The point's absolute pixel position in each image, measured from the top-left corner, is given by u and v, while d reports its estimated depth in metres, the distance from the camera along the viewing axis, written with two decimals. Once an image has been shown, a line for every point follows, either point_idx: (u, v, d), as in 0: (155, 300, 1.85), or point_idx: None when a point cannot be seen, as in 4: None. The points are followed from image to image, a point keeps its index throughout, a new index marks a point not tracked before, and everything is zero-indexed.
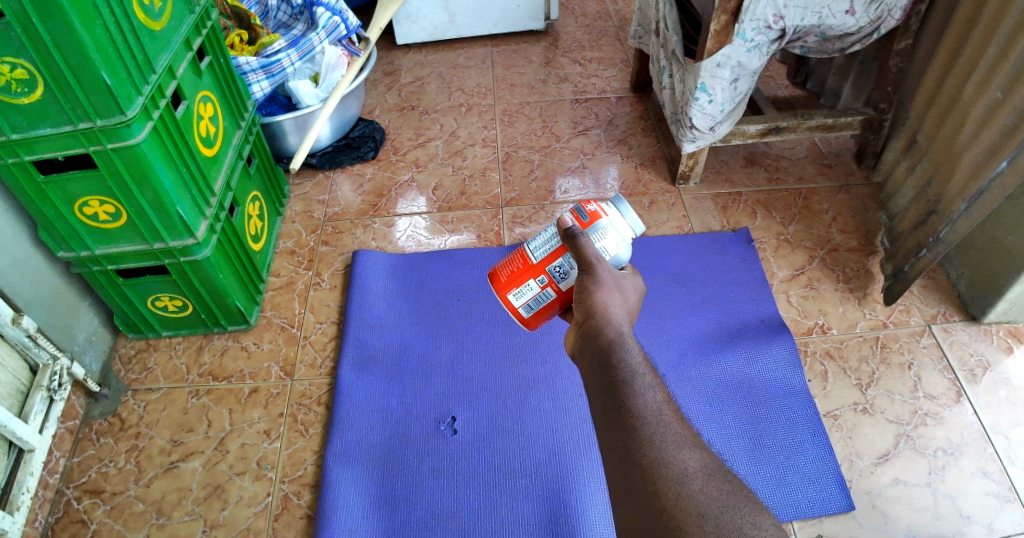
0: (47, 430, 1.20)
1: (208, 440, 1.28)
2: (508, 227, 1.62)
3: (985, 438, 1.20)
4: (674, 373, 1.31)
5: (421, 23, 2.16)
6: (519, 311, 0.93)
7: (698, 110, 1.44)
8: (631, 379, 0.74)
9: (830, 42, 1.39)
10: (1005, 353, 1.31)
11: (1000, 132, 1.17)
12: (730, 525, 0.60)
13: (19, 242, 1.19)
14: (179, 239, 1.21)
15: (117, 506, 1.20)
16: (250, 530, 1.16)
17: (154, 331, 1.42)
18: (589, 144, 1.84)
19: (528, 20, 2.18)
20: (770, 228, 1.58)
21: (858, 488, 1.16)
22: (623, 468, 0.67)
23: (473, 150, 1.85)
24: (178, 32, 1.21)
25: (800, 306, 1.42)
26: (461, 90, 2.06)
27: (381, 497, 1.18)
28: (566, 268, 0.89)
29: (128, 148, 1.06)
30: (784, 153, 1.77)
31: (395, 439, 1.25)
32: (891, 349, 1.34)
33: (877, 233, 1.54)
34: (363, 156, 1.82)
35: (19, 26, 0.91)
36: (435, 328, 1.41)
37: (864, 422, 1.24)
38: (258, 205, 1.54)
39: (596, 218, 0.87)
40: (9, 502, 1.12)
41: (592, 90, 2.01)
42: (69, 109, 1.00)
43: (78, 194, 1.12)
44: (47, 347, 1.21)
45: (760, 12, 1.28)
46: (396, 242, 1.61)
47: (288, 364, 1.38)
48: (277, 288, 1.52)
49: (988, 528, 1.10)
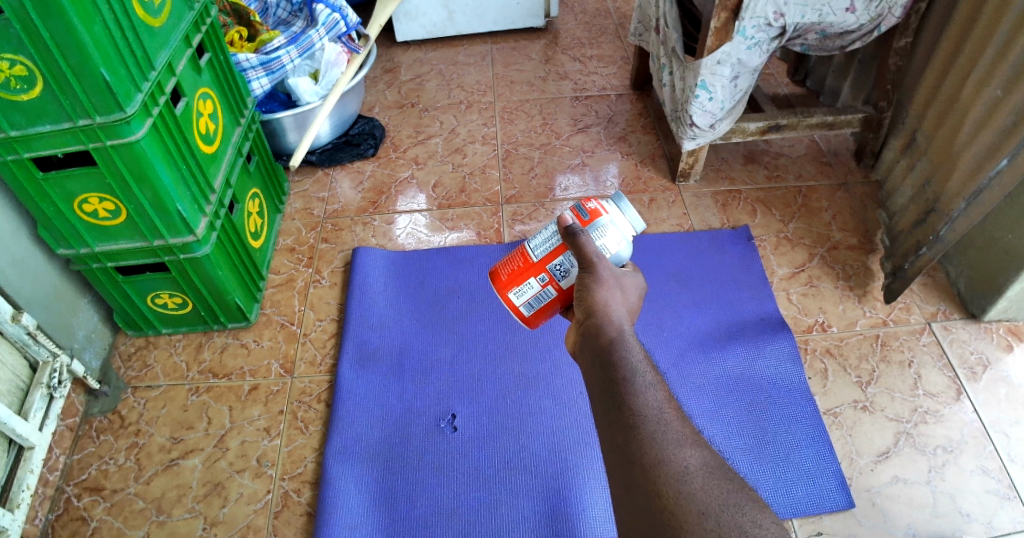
0: (47, 428, 1.20)
1: (208, 437, 1.28)
2: (508, 224, 1.62)
3: (985, 436, 1.20)
4: (674, 370, 1.31)
5: (421, 21, 2.15)
6: (520, 310, 0.94)
7: (698, 107, 1.44)
8: (632, 377, 0.74)
9: (830, 39, 1.39)
10: (1005, 351, 1.31)
11: (999, 132, 1.17)
12: (730, 523, 0.60)
13: (19, 241, 1.19)
14: (179, 237, 1.21)
15: (117, 503, 1.20)
16: (250, 528, 1.16)
17: (154, 328, 1.42)
18: (589, 141, 1.84)
19: (528, 18, 2.18)
20: (770, 226, 1.58)
21: (858, 486, 1.16)
22: (623, 467, 0.67)
23: (473, 147, 1.85)
24: (177, 29, 1.21)
25: (800, 303, 1.42)
26: (461, 88, 2.05)
27: (381, 495, 1.18)
28: (567, 266, 0.89)
29: (128, 145, 1.06)
30: (784, 151, 1.76)
31: (395, 436, 1.25)
32: (891, 346, 1.34)
33: (877, 231, 1.54)
34: (363, 153, 1.82)
35: (19, 23, 0.91)
36: (436, 325, 1.41)
37: (863, 420, 1.24)
38: (257, 202, 1.53)
39: (597, 216, 0.87)
40: (9, 499, 1.12)
41: (592, 87, 2.01)
42: (69, 106, 1.00)
43: (78, 192, 1.12)
44: (47, 344, 1.21)
45: (760, 9, 1.28)
46: (396, 239, 1.61)
47: (288, 362, 1.38)
48: (277, 286, 1.52)
49: (987, 526, 1.10)
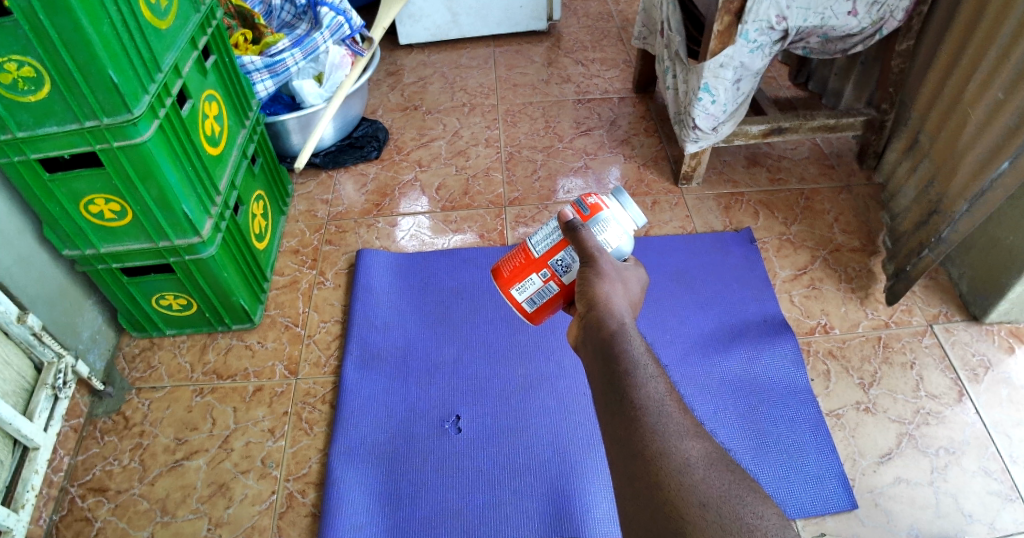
0: (52, 428, 1.19)
1: (212, 437, 1.28)
2: (511, 227, 1.63)
3: (987, 437, 1.21)
4: (677, 371, 1.31)
5: (423, 23, 2.16)
6: (522, 307, 0.94)
7: (701, 110, 1.45)
8: (633, 370, 0.74)
9: (833, 43, 1.41)
10: (1006, 353, 1.32)
11: (1001, 132, 1.18)
12: (730, 514, 0.60)
13: (24, 240, 1.20)
14: (184, 237, 1.21)
15: (122, 504, 1.20)
16: (255, 529, 1.16)
17: (158, 329, 1.42)
18: (591, 144, 1.84)
19: (532, 20, 2.19)
20: (773, 228, 1.59)
21: (860, 487, 1.16)
22: (624, 460, 0.68)
23: (476, 150, 1.85)
24: (184, 31, 1.21)
25: (803, 305, 1.43)
26: (464, 90, 2.06)
27: (386, 496, 1.18)
28: (568, 261, 0.89)
29: (134, 146, 1.06)
30: (787, 153, 1.77)
31: (401, 437, 1.25)
32: (893, 348, 1.34)
33: (879, 233, 1.55)
34: (366, 156, 1.83)
35: (27, 24, 0.92)
36: (439, 327, 1.42)
37: (866, 421, 1.25)
38: (262, 203, 1.54)
39: (597, 211, 0.87)
40: (14, 500, 1.11)
41: (595, 90, 2.02)
42: (75, 106, 1.00)
43: (84, 192, 1.12)
44: (52, 345, 1.21)
45: (763, 13, 1.28)
46: (399, 242, 1.61)
47: (292, 363, 1.38)
48: (281, 287, 1.52)
49: (990, 527, 1.11)
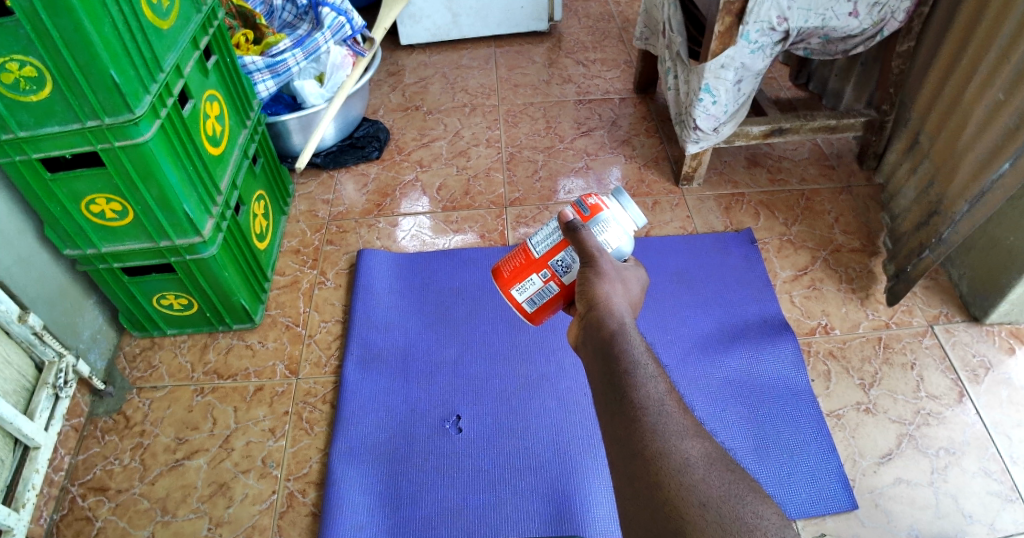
0: (53, 428, 1.20)
1: (213, 437, 1.28)
2: (512, 227, 1.63)
3: (987, 438, 1.21)
4: (677, 372, 1.31)
5: (424, 23, 2.16)
6: (523, 307, 0.94)
7: (702, 110, 1.45)
8: (633, 370, 0.74)
9: (834, 44, 1.41)
10: (1007, 354, 1.32)
11: (1001, 133, 1.18)
12: (730, 514, 0.60)
13: (25, 239, 1.20)
14: (184, 237, 1.21)
15: (122, 503, 1.21)
16: (256, 528, 1.17)
17: (159, 329, 1.43)
18: (592, 144, 1.85)
19: (532, 20, 2.20)
20: (773, 229, 1.59)
21: (860, 487, 1.17)
22: (625, 460, 0.68)
23: (477, 150, 1.85)
24: (185, 31, 1.21)
25: (803, 306, 1.43)
26: (464, 90, 2.06)
27: (387, 496, 1.18)
28: (568, 261, 0.89)
29: (135, 146, 1.06)
30: (787, 154, 1.77)
31: (401, 437, 1.25)
32: (894, 349, 1.34)
33: (880, 233, 1.55)
34: (367, 156, 1.83)
35: (28, 24, 0.92)
36: (440, 327, 1.42)
37: (866, 422, 1.25)
38: (263, 203, 1.54)
39: (597, 211, 0.88)
40: (15, 499, 1.11)
41: (595, 91, 2.02)
42: (75, 106, 1.00)
43: (85, 192, 1.12)
44: (52, 345, 1.21)
45: (764, 14, 1.29)
46: (400, 242, 1.61)
47: (293, 363, 1.38)
48: (282, 287, 1.52)
49: (990, 527, 1.11)
